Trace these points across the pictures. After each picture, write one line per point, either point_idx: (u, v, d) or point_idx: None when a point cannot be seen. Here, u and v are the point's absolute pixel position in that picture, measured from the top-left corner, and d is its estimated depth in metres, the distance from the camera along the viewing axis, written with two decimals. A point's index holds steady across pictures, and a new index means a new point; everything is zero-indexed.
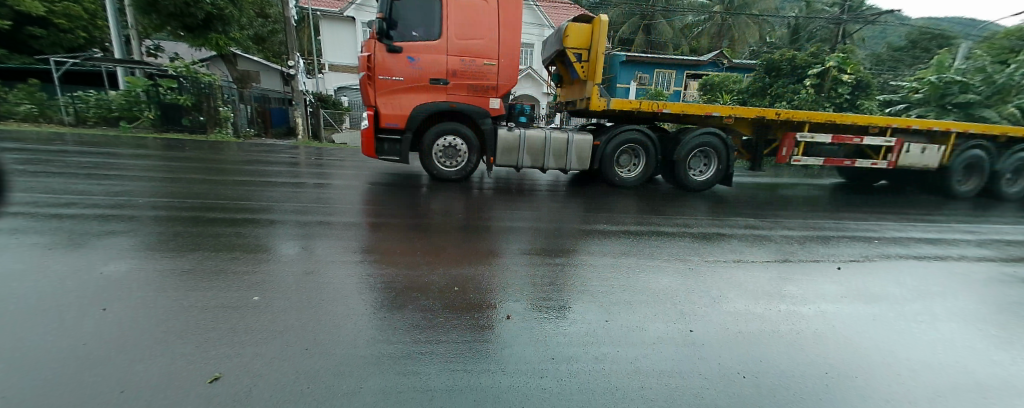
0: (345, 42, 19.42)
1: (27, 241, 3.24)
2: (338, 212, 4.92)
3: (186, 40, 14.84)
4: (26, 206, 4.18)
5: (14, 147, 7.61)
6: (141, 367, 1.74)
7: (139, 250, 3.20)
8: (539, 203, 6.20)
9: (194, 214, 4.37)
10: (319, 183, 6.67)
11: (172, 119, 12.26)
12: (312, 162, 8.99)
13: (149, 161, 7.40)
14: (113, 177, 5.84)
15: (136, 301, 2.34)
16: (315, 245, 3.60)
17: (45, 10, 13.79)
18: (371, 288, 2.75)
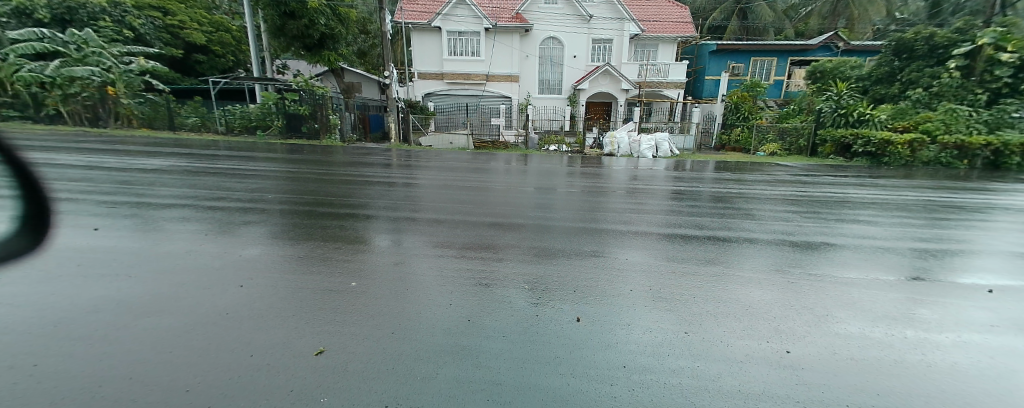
0: (431, 51, 20.67)
1: (186, 228, 4.00)
2: (423, 209, 5.31)
3: (305, 58, 17.03)
4: (189, 199, 5.19)
5: (183, 152, 9.48)
6: (265, 335, 2.09)
7: (264, 238, 3.78)
8: (614, 204, 6.00)
9: (304, 208, 5.02)
10: (407, 182, 7.26)
11: (294, 127, 14.29)
12: (401, 164, 9.77)
13: (272, 163, 8.64)
14: (249, 177, 6.96)
15: (263, 280, 2.79)
16: (405, 239, 3.94)
17: (206, 39, 17.18)
18: (450, 281, 2.94)
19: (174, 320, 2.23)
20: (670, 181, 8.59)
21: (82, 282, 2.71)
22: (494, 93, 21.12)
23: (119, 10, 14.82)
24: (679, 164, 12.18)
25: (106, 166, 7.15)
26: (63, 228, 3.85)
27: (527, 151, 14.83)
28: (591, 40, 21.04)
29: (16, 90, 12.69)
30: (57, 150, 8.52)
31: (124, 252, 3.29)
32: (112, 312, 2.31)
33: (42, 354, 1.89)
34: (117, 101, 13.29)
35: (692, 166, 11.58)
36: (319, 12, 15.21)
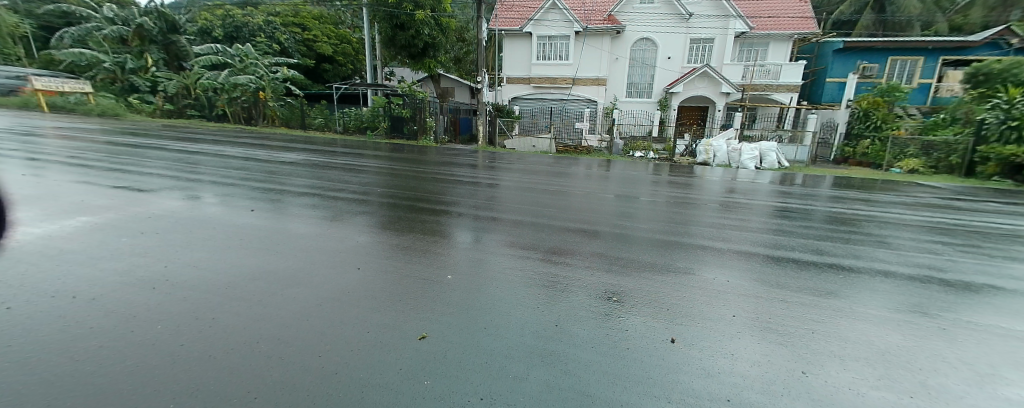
0: (521, 55, 21.11)
1: (310, 214, 4.64)
2: (509, 210, 5.46)
3: (410, 66, 18.67)
4: (312, 189, 5.98)
5: (306, 148, 10.95)
6: (377, 316, 2.34)
7: (369, 227, 4.22)
8: (706, 218, 5.55)
9: (402, 202, 5.50)
10: (491, 183, 7.52)
11: (396, 128, 15.65)
12: (487, 165, 10.15)
13: (376, 160, 9.59)
14: (358, 172, 7.80)
15: (374, 265, 3.14)
16: (491, 238, 4.10)
17: (332, 51, 19.94)
18: (537, 283, 2.99)
19: (307, 292, 2.62)
20: (773, 196, 7.69)
21: (242, 254, 3.30)
22: (580, 97, 20.86)
23: (270, 27, 17.78)
24: (786, 177, 10.84)
25: (254, 157, 8.58)
26: (223, 208, 4.72)
27: (610, 157, 14.42)
28: (688, 40, 19.77)
29: (200, 95, 16.05)
30: (220, 143, 10.44)
31: (265, 231, 3.93)
32: (261, 281, 2.78)
33: (216, 309, 2.36)
34: (266, 104, 15.85)
35: (803, 181, 10.23)
36: (423, 23, 16.38)
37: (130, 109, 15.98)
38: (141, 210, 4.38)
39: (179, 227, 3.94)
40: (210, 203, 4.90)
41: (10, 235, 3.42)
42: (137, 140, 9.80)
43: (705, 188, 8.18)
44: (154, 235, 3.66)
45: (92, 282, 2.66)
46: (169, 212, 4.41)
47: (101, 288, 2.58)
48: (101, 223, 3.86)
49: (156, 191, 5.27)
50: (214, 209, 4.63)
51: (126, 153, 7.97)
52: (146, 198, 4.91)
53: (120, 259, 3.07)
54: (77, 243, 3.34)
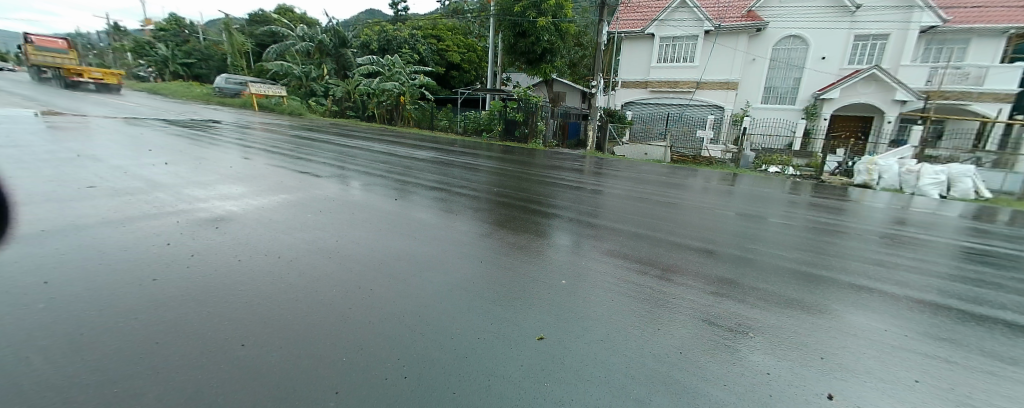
0: (641, 58, 20.13)
1: (435, 206, 5.13)
2: (619, 219, 5.26)
3: (526, 71, 19.21)
4: (435, 183, 6.58)
5: (431, 146, 12.12)
6: (499, 310, 2.49)
7: (484, 223, 4.48)
8: (859, 252, 4.61)
9: (514, 201, 5.71)
10: (600, 190, 7.34)
11: (509, 131, 16.33)
12: (595, 171, 9.96)
13: (490, 160, 10.14)
14: (474, 170, 8.34)
15: (495, 261, 3.33)
16: (602, 246, 3.98)
17: (460, 59, 21.71)
18: (656, 301, 2.83)
19: (441, 278, 2.93)
20: (961, 233, 6.06)
21: (383, 237, 3.80)
22: (703, 101, 18.98)
23: (413, 39, 20.19)
24: (984, 211, 8.41)
25: (392, 153, 9.80)
26: (366, 195, 5.48)
27: (736, 170, 12.97)
28: (852, 37, 16.69)
29: (357, 98, 18.97)
30: (368, 140, 12.18)
31: (401, 218, 4.46)
32: (402, 263, 3.18)
33: (371, 282, 2.78)
34: (404, 107, 17.99)
35: (1010, 217, 7.88)
36: (543, 28, 16.75)
37: (309, 109, 19.69)
38: (310, 192, 5.34)
39: (339, 208, 4.71)
40: (356, 190, 5.73)
41: (233, 204, 4.49)
42: (311, 134, 12.00)
43: (860, 215, 6.84)
44: (323, 213, 4.45)
45: (286, 247, 3.37)
46: (331, 195, 5.30)
47: (291, 253, 3.25)
48: (287, 200, 4.83)
49: (322, 177, 6.38)
50: (360, 195, 5.42)
51: (303, 144, 9.82)
52: (315, 182, 5.98)
53: (302, 230, 3.82)
54: (274, 214, 4.25)
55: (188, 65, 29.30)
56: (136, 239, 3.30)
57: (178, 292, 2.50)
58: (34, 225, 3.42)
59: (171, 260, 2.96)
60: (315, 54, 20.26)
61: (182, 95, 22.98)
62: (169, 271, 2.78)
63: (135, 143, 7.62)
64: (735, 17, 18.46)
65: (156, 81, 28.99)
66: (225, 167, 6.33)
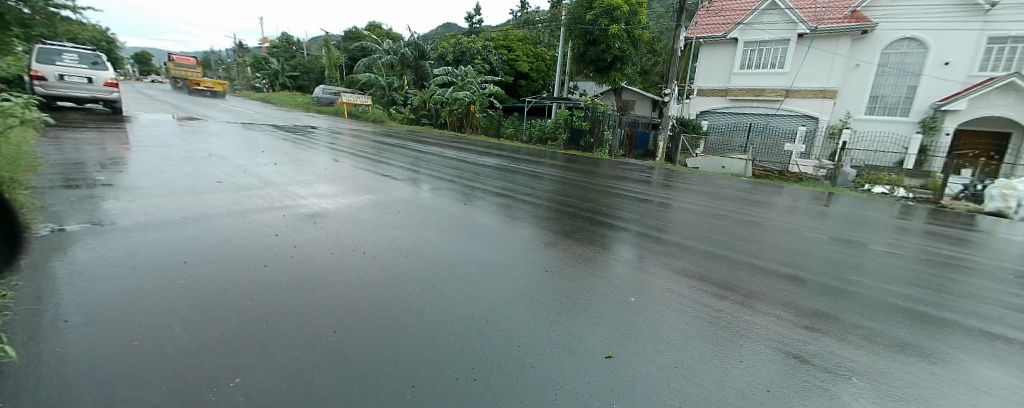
0: (722, 64, 18.85)
1: (500, 212, 5.23)
2: (691, 235, 4.95)
3: (595, 79, 18.92)
4: (500, 190, 6.71)
5: (497, 153, 12.40)
6: (565, 322, 2.47)
7: (548, 232, 4.47)
8: (991, 293, 3.86)
9: (578, 211, 5.63)
10: (669, 203, 6.97)
11: (575, 140, 16.21)
12: (664, 183, 9.50)
13: (555, 169, 10.11)
14: (539, 178, 8.38)
15: (562, 272, 3.32)
16: (672, 263, 3.77)
17: (528, 68, 22.07)
18: (735, 330, 2.61)
19: (508, 284, 2.98)
20: None
21: (453, 240, 3.96)
22: (792, 111, 17.30)
23: (486, 50, 20.94)
24: None
25: (462, 159, 10.18)
26: (436, 198, 5.74)
27: (831, 189, 11.69)
28: (986, 38, 14.33)
29: (432, 107, 20.03)
30: (441, 146, 12.80)
31: (469, 222, 4.61)
32: (472, 267, 3.30)
33: (443, 284, 2.92)
34: (473, 115, 18.66)
35: None
36: (616, 36, 16.38)
37: (389, 117, 21.21)
38: (386, 194, 5.72)
39: (413, 210, 4.99)
40: (427, 193, 6.05)
41: (324, 202, 4.97)
42: (390, 140, 12.90)
43: (993, 248, 5.76)
44: (398, 213, 4.76)
45: (368, 244, 3.66)
46: (406, 197, 5.64)
47: (373, 249, 3.53)
48: (369, 200, 5.24)
49: (398, 180, 6.81)
50: (430, 198, 5.70)
51: (383, 149, 10.57)
52: (392, 184, 6.40)
53: (381, 229, 4.11)
54: (358, 213, 4.63)
55: (293, 77, 33.20)
56: (249, 229, 3.80)
57: (283, 279, 2.85)
58: (178, 212, 4.09)
59: (276, 249, 3.37)
60: (397, 66, 21.82)
61: (287, 104, 26.06)
62: (276, 259, 3.18)
63: (248, 145, 8.75)
64: (835, 19, 16.66)
65: (268, 91, 33.24)
66: (319, 168, 7.05)
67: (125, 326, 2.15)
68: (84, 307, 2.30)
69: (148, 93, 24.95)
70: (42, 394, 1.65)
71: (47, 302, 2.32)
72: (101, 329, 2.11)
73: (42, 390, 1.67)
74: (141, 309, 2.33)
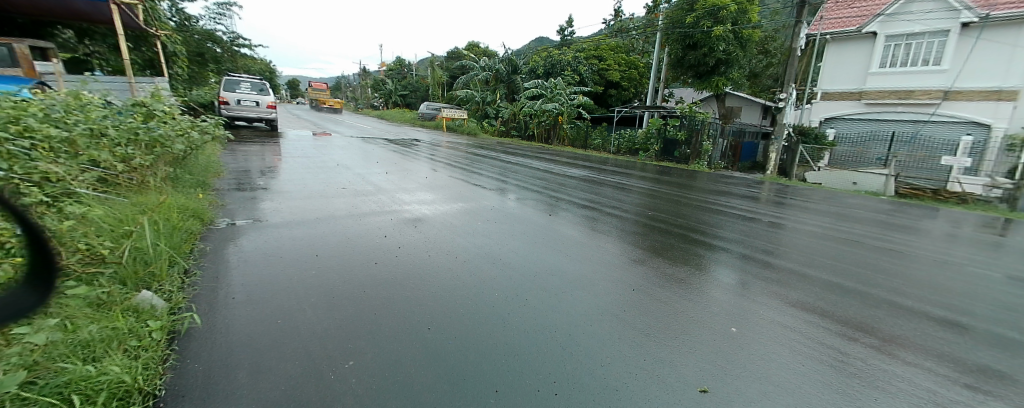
0: (855, 63, 16.26)
1: (586, 224, 5.15)
2: (807, 261, 4.34)
3: (694, 85, 17.77)
4: (587, 202, 6.62)
5: (585, 165, 12.28)
6: (654, 347, 2.35)
7: (635, 248, 4.28)
8: None
9: (670, 227, 5.29)
10: (780, 223, 6.20)
11: (669, 150, 15.29)
12: (774, 200, 8.49)
13: (646, 181, 9.66)
14: (628, 191, 8.08)
15: (652, 291, 3.16)
16: (781, 293, 3.33)
17: (620, 77, 21.52)
18: (865, 379, 2.22)
19: (592, 299, 2.93)
20: None
21: (539, 250, 4.01)
22: (953, 117, 14.31)
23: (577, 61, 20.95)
24: None
25: (549, 170, 10.26)
26: (523, 208, 5.88)
27: (1010, 213, 9.41)
28: None
29: (521, 119, 20.58)
30: (529, 157, 13.08)
31: (554, 233, 4.63)
32: (558, 278, 3.31)
33: (529, 293, 2.99)
34: (561, 126, 18.75)
35: None
36: (720, 38, 15.19)
37: (483, 130, 22.35)
38: (477, 202, 6.02)
39: (500, 218, 5.18)
40: (514, 202, 6.23)
41: (424, 207, 5.43)
42: (482, 151, 13.58)
43: None
44: (488, 221, 4.98)
45: (459, 249, 3.90)
46: (495, 206, 5.88)
47: (465, 255, 3.75)
48: (462, 207, 5.58)
49: (487, 189, 7.13)
50: (518, 208, 5.85)
51: (475, 160, 11.15)
52: (482, 193, 6.72)
53: (472, 236, 4.35)
54: (452, 219, 4.95)
55: (403, 96, 36.91)
56: (363, 229, 4.32)
57: (389, 277, 3.18)
58: (310, 213, 4.83)
59: (384, 249, 3.79)
60: (491, 81, 22.93)
61: (397, 120, 29.05)
62: (384, 258, 3.57)
63: (362, 156, 9.92)
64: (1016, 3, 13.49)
65: (382, 109, 37.53)
66: (419, 177, 7.71)
67: (271, 308, 2.62)
68: (244, 288, 2.87)
69: (291, 112, 29.99)
70: (214, 357, 2.10)
71: (220, 282, 2.93)
72: (254, 308, 2.61)
73: (214, 354, 2.13)
74: (281, 294, 2.81)
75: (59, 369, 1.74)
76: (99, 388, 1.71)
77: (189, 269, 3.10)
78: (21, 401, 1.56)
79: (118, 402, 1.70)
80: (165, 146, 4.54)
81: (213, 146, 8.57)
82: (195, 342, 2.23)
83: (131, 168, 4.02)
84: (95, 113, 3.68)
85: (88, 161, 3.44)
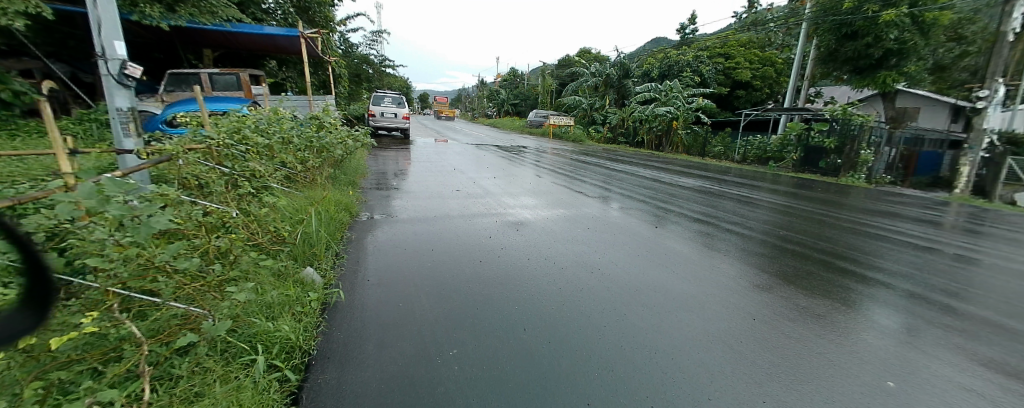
0: None
1: (699, 240, 4.76)
2: (1010, 309, 3.34)
3: (850, 84, 13.06)
4: (702, 216, 6.09)
5: (703, 174, 11.28)
6: (772, 387, 2.10)
7: (760, 271, 3.81)
8: None
9: (807, 250, 4.57)
10: (971, 256, 4.87)
11: (811, 160, 12.65)
12: (962, 226, 6.70)
13: (777, 195, 8.47)
14: (754, 205, 7.19)
15: (778, 324, 2.79)
16: (966, 347, 2.62)
17: (751, 76, 19.04)
18: None
19: (700, 324, 2.72)
20: None
21: (644, 264, 3.85)
22: None
23: (698, 62, 19.23)
24: None
25: (659, 179, 9.70)
26: (628, 218, 5.67)
27: None
28: None
29: (630, 125, 19.79)
30: (636, 165, 12.57)
31: (662, 248, 4.38)
32: (662, 296, 3.15)
33: (628, 308, 2.91)
34: (676, 132, 17.42)
35: None
36: (893, 22, 10.95)
37: (588, 137, 22.18)
38: (579, 209, 6.00)
39: (602, 227, 5.10)
40: (619, 212, 6.06)
41: (527, 212, 5.62)
42: (588, 158, 13.42)
43: None
44: (589, 229, 4.95)
45: (560, 255, 3.96)
46: (597, 214, 5.79)
47: (565, 261, 3.80)
48: (563, 214, 5.64)
49: (591, 197, 7.05)
50: (623, 218, 5.68)
51: (579, 167, 11.10)
52: (585, 201, 6.67)
53: (572, 243, 4.38)
54: (553, 225, 5.04)
55: (515, 105, 38.72)
56: (471, 229, 4.66)
57: (492, 275, 3.40)
58: (425, 211, 5.37)
59: (489, 249, 4.05)
60: (601, 87, 22.54)
61: (507, 128, 30.47)
62: (488, 257, 3.81)
63: (475, 161, 10.61)
64: None
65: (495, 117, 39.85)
66: (524, 182, 7.97)
67: (393, 293, 3.01)
68: (375, 272, 3.35)
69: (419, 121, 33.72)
70: (350, 328, 2.51)
71: (357, 265, 3.47)
72: (382, 290, 3.04)
73: (351, 325, 2.54)
74: (403, 281, 3.21)
75: (252, 322, 2.27)
76: (274, 341, 2.18)
77: (338, 252, 3.73)
78: (225, 343, 2.11)
79: (285, 355, 2.16)
80: (329, 152, 5.57)
81: (361, 152, 10.08)
82: (338, 313, 2.69)
83: (305, 169, 5.03)
84: (289, 125, 4.71)
85: (281, 162, 4.41)
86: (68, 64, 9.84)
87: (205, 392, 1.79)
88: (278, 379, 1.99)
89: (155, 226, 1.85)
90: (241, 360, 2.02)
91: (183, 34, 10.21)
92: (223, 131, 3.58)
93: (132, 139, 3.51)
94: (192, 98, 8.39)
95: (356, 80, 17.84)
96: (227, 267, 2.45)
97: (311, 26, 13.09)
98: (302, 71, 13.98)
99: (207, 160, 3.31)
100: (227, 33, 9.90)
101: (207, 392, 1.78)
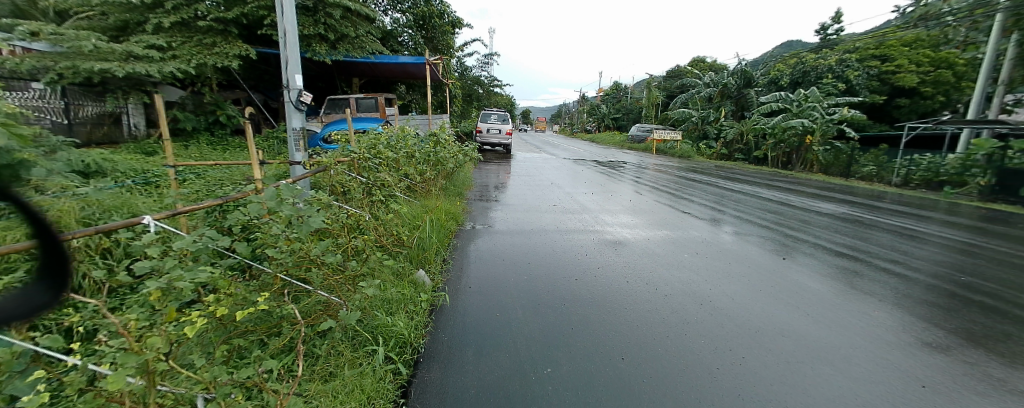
0: None
1: (842, 279, 4.05)
2: None
3: None
4: (847, 249, 5.18)
5: (844, 198, 9.61)
6: None
7: (930, 325, 3.08)
8: None
9: (1004, 304, 3.57)
10: None
11: (1010, 188, 9.33)
12: None
13: (955, 228, 6.78)
14: (922, 241, 5.84)
15: (959, 397, 2.22)
16: None
17: (918, 81, 15.24)
18: None
19: (844, 384, 2.31)
20: None
21: (769, 301, 3.42)
22: None
23: (842, 66, 16.19)
24: None
25: (785, 203, 8.55)
26: (748, 246, 5.08)
27: None
28: None
29: (750, 139, 17.92)
30: (757, 185, 11.28)
31: (789, 284, 3.85)
32: (789, 341, 2.77)
33: (745, 351, 2.61)
34: (810, 148, 14.96)
35: None
36: None
37: (698, 153, 20.66)
38: (687, 232, 5.59)
39: (714, 254, 4.67)
40: (736, 238, 5.49)
41: (626, 231, 5.43)
42: (696, 176, 12.45)
43: None
44: (697, 255, 4.57)
45: (663, 282, 3.72)
46: (708, 238, 5.34)
47: (670, 289, 3.56)
48: (668, 236, 5.29)
49: (700, 219, 6.53)
50: (741, 245, 5.12)
51: (686, 185, 10.35)
52: (694, 223, 6.19)
53: (679, 269, 4.09)
54: (655, 247, 4.78)
55: (617, 119, 37.91)
56: (568, 245, 4.65)
57: (588, 296, 3.33)
58: (522, 223, 5.53)
59: (586, 268, 3.98)
60: (716, 98, 20.87)
61: (608, 142, 29.83)
62: (585, 276, 3.75)
63: (573, 176, 10.58)
64: None
65: (597, 132, 39.49)
66: (626, 200, 7.69)
67: (492, 304, 3.13)
68: (476, 281, 3.54)
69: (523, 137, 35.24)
70: (453, 332, 2.69)
71: (459, 272, 3.72)
72: (481, 299, 3.20)
73: (453, 329, 2.72)
74: (501, 292, 3.34)
75: (375, 315, 2.57)
76: (391, 335, 2.44)
77: (445, 258, 4.03)
78: (353, 332, 2.42)
79: (399, 348, 2.40)
80: (442, 164, 6.06)
81: (470, 165, 10.76)
82: (443, 316, 2.91)
83: (422, 180, 5.52)
84: (412, 142, 5.29)
85: (405, 174, 4.95)
86: (261, 93, 12.54)
87: (338, 373, 2.08)
88: (392, 370, 2.22)
89: (313, 224, 2.22)
90: (365, 349, 2.30)
91: (339, 67, 12.22)
92: (363, 147, 4.20)
93: (301, 153, 4.26)
94: (342, 119, 9.93)
95: (469, 100, 19.27)
96: (360, 263, 2.82)
97: (436, 53, 14.58)
98: (426, 93, 15.58)
99: (350, 171, 3.86)
100: (371, 63, 11.52)
101: (339, 373, 2.07)
